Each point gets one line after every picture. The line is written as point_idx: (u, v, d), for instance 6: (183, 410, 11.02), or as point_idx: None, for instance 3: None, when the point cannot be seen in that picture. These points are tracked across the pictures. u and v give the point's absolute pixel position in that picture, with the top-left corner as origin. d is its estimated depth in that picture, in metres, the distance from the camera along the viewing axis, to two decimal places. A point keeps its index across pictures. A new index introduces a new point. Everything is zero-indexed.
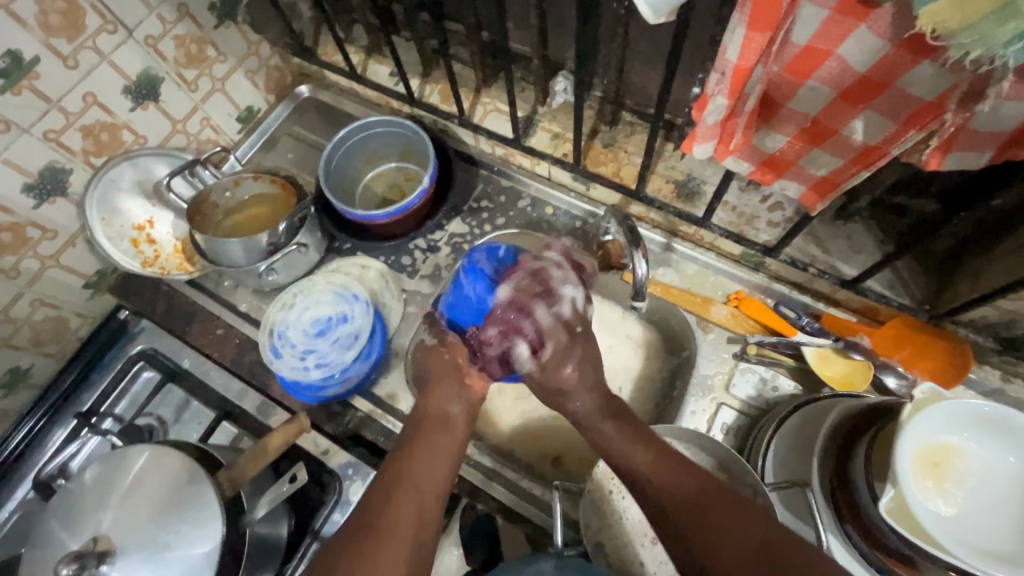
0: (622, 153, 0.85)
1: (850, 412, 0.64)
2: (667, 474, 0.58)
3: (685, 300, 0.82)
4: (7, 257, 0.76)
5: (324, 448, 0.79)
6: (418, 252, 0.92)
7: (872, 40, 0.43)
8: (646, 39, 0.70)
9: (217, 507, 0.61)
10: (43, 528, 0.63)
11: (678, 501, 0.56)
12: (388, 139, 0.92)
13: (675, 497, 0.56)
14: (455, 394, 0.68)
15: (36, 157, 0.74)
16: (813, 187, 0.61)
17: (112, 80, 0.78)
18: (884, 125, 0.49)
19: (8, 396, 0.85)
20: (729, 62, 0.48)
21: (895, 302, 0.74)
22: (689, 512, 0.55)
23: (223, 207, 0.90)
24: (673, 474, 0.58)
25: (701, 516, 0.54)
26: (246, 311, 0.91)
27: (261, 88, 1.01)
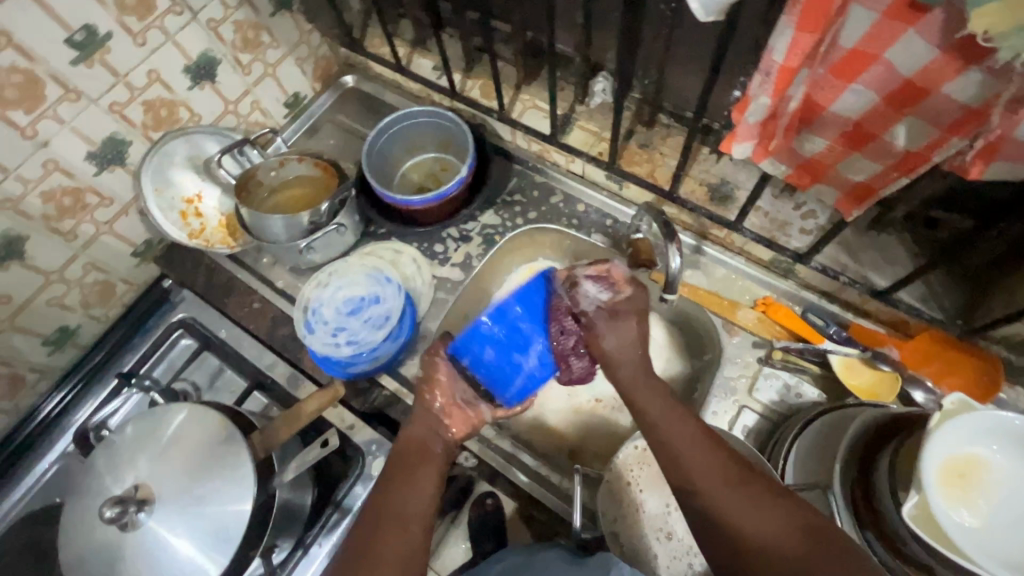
0: (657, 155, 0.86)
1: (874, 419, 0.64)
2: (696, 454, 0.57)
3: (713, 302, 0.83)
4: (66, 221, 0.81)
5: (350, 423, 0.83)
6: (450, 241, 0.95)
7: (920, 45, 0.44)
8: (688, 43, 0.71)
9: (250, 467, 0.64)
10: (88, 476, 0.66)
11: (715, 481, 0.55)
12: (429, 129, 0.95)
13: (712, 476, 0.55)
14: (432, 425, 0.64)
15: (101, 127, 0.78)
16: (850, 193, 0.62)
17: (174, 59, 0.82)
18: (927, 131, 0.49)
19: (54, 353, 0.89)
20: (775, 61, 0.49)
21: (926, 315, 0.73)
22: (720, 490, 0.54)
23: (268, 185, 0.94)
24: (711, 453, 0.57)
25: (727, 494, 0.53)
26: (282, 287, 0.94)
27: (309, 76, 1.04)
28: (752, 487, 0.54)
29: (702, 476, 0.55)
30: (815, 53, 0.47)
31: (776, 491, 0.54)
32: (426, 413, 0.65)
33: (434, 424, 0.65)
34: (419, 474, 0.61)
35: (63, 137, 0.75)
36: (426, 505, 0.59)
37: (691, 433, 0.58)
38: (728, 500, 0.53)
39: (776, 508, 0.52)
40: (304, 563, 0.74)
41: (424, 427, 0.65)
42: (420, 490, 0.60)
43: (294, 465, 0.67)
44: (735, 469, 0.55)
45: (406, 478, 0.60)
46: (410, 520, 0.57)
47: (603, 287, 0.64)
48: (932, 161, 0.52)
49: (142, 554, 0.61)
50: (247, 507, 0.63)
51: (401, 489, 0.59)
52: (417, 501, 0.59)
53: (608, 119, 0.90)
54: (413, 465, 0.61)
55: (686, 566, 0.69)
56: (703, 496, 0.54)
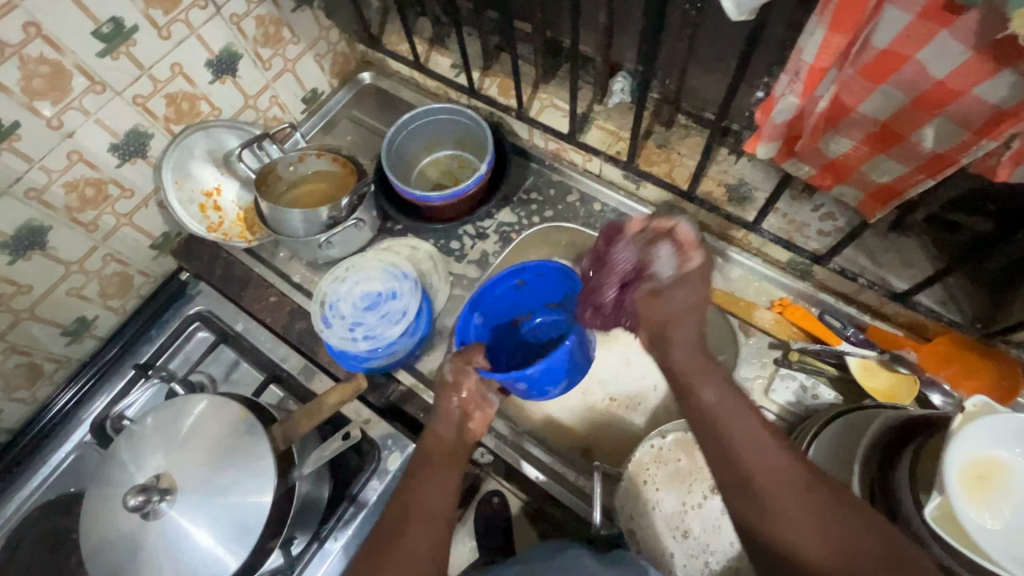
0: (676, 155, 0.86)
1: (892, 421, 0.65)
2: (763, 461, 0.52)
3: (729, 303, 0.83)
4: (88, 212, 0.81)
5: (365, 417, 0.82)
6: (467, 238, 0.95)
7: (954, 46, 0.44)
8: (711, 44, 0.71)
9: (270, 459, 0.64)
10: (109, 465, 0.67)
11: (778, 499, 0.51)
12: (446, 126, 0.95)
13: (777, 495, 0.51)
14: (452, 425, 0.66)
15: (124, 119, 0.79)
16: (874, 194, 0.62)
17: (197, 53, 0.82)
18: (956, 133, 0.50)
19: (72, 343, 0.90)
20: (804, 62, 0.49)
21: (944, 318, 0.73)
22: (787, 505, 0.50)
23: (287, 179, 0.94)
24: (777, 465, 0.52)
25: (794, 509, 0.50)
26: (299, 282, 0.95)
27: (327, 72, 1.05)
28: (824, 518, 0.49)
29: (758, 490, 0.52)
30: (846, 53, 0.48)
31: (857, 521, 0.49)
32: (448, 413, 0.67)
33: (458, 424, 0.66)
34: (443, 469, 0.62)
35: (87, 128, 0.75)
36: (447, 501, 0.61)
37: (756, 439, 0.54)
38: (789, 520, 0.50)
39: (847, 543, 0.48)
40: (318, 557, 0.75)
41: (448, 424, 0.66)
42: (440, 486, 0.61)
43: (315, 458, 0.68)
44: (809, 488, 0.51)
45: (430, 468, 0.63)
46: (432, 514, 0.59)
47: (676, 252, 0.63)
48: (961, 163, 0.52)
49: (164, 543, 0.62)
50: (267, 499, 0.63)
51: (425, 479, 0.61)
52: (438, 497, 0.60)
53: (626, 118, 0.90)
54: (437, 464, 0.63)
55: (703, 564, 0.69)
56: (757, 508, 0.51)
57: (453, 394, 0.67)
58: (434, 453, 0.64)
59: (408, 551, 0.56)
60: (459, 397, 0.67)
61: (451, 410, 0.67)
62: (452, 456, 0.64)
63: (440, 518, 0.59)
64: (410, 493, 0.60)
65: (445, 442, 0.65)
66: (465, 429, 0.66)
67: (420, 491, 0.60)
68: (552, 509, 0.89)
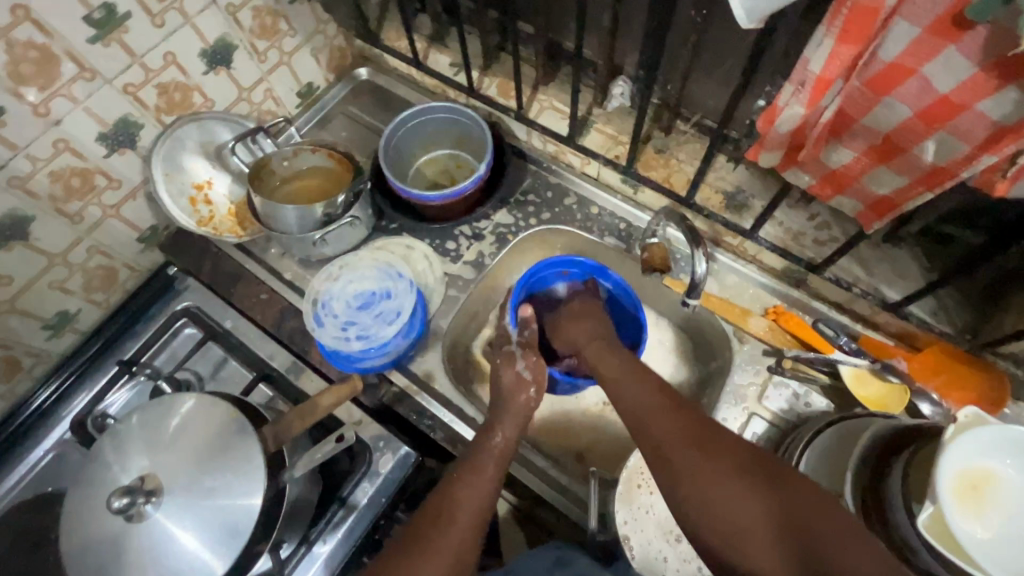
0: (674, 161, 0.86)
1: (886, 429, 0.65)
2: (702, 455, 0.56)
3: (724, 309, 0.83)
4: (74, 203, 0.79)
5: (357, 418, 0.81)
6: (462, 239, 0.94)
7: (959, 62, 0.44)
8: (714, 52, 0.71)
9: (260, 461, 0.63)
10: (93, 465, 0.65)
11: (743, 517, 0.52)
12: (445, 125, 0.94)
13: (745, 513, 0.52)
14: (513, 424, 0.71)
15: (114, 108, 0.77)
16: (872, 206, 0.63)
17: (191, 43, 0.80)
18: (957, 148, 0.50)
19: (53, 337, 0.87)
20: (811, 73, 0.50)
21: (935, 329, 0.74)
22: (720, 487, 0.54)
23: (281, 174, 0.92)
24: (734, 482, 0.54)
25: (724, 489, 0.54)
26: (291, 279, 0.93)
27: (323, 67, 1.03)
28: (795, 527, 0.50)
29: (724, 512, 0.53)
30: (853, 65, 0.48)
31: (822, 516, 0.50)
32: (515, 413, 0.73)
33: (522, 424, 0.73)
34: (498, 462, 0.67)
35: (75, 116, 0.73)
36: (496, 495, 0.64)
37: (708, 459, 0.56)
38: (756, 528, 0.51)
39: (817, 543, 0.48)
40: (305, 562, 0.73)
41: (510, 421, 0.72)
42: (494, 479, 0.65)
43: (303, 461, 0.66)
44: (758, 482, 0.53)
45: (483, 462, 0.66)
46: (483, 503, 0.63)
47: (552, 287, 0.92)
48: (959, 177, 0.52)
49: (148, 547, 0.60)
50: (256, 503, 0.62)
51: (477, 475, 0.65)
52: (492, 486, 0.64)
53: (626, 123, 0.90)
54: (492, 458, 0.67)
55: (695, 569, 0.69)
56: (725, 523, 0.52)
57: (525, 389, 0.75)
58: (492, 447, 0.68)
59: (455, 533, 0.59)
60: (531, 394, 0.75)
61: (518, 408, 0.73)
62: (507, 452, 0.68)
63: (489, 506, 0.63)
64: (461, 484, 0.64)
65: (505, 439, 0.70)
66: (522, 431, 0.72)
67: (475, 480, 0.64)
68: (544, 514, 0.88)
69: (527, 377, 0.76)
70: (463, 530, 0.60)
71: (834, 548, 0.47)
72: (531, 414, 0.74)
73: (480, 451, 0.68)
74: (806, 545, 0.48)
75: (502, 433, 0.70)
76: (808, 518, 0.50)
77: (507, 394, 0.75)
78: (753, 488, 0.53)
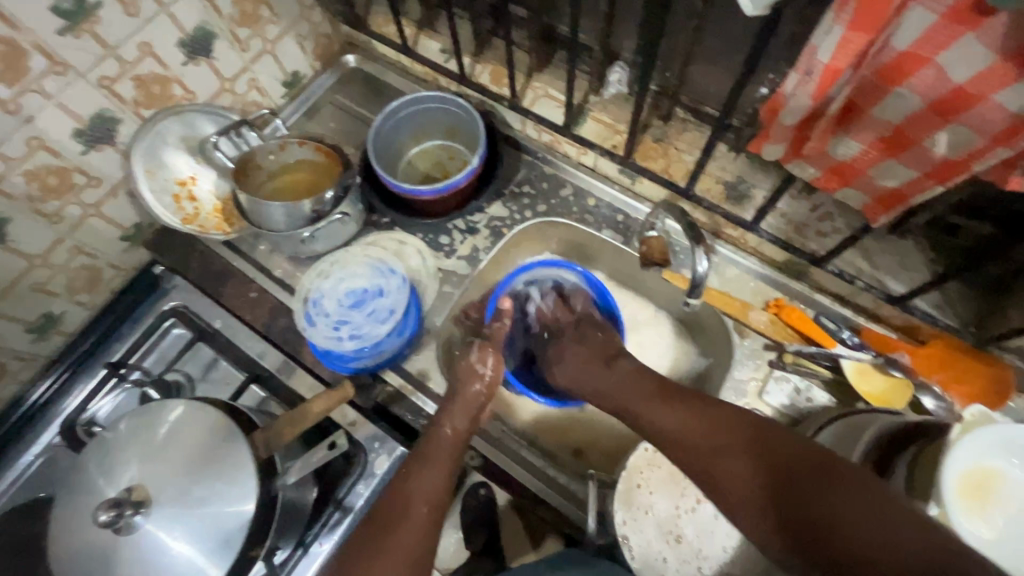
0: (673, 150, 0.83)
1: (889, 426, 0.63)
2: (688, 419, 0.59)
3: (724, 304, 0.81)
4: (51, 202, 0.76)
5: (351, 419, 0.79)
6: (456, 233, 0.91)
7: (977, 50, 0.42)
8: (715, 36, 0.68)
9: (252, 468, 0.62)
10: (80, 476, 0.63)
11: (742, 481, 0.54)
12: (437, 116, 0.91)
13: (740, 473, 0.54)
14: (464, 415, 0.70)
15: (89, 102, 0.73)
16: (880, 198, 0.61)
17: (168, 32, 0.77)
18: (971, 140, 0.48)
19: (39, 340, 0.85)
20: (819, 62, 0.48)
21: (940, 322, 0.73)
22: (703, 437, 0.57)
23: (267, 169, 0.90)
24: (740, 454, 0.55)
25: (711, 439, 0.57)
26: (281, 277, 0.90)
27: (309, 54, 0.99)
28: (801, 498, 0.50)
29: (717, 459, 0.56)
30: (864, 53, 0.46)
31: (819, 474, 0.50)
32: (466, 402, 0.71)
33: (473, 414, 0.71)
34: (451, 452, 0.67)
35: (48, 113, 0.70)
36: (449, 486, 0.65)
37: (714, 436, 0.57)
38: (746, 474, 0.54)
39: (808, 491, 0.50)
40: (304, 562, 0.73)
41: (461, 412, 0.70)
42: (442, 478, 0.65)
43: (298, 466, 0.65)
44: (749, 435, 0.56)
45: (433, 454, 0.66)
46: (435, 496, 0.63)
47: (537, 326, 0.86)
48: (972, 171, 0.51)
49: (139, 559, 0.59)
50: (248, 508, 0.61)
51: (424, 476, 0.64)
52: (441, 484, 0.64)
53: (622, 110, 0.87)
54: (445, 450, 0.67)
55: (695, 568, 0.68)
56: (716, 473, 0.55)
57: (475, 382, 0.73)
58: (443, 441, 0.68)
59: (411, 530, 0.60)
60: (482, 385, 0.72)
61: (467, 399, 0.71)
62: (459, 442, 0.68)
63: (442, 496, 0.64)
64: (416, 475, 0.64)
65: (456, 430, 0.69)
66: (474, 420, 0.71)
67: (422, 473, 0.64)
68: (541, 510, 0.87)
69: (482, 370, 0.74)
70: (412, 533, 0.60)
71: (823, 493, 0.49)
72: (486, 401, 0.72)
73: (429, 448, 0.67)
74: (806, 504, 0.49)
75: (453, 425, 0.69)
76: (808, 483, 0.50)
77: (460, 383, 0.73)
78: (750, 445, 0.55)
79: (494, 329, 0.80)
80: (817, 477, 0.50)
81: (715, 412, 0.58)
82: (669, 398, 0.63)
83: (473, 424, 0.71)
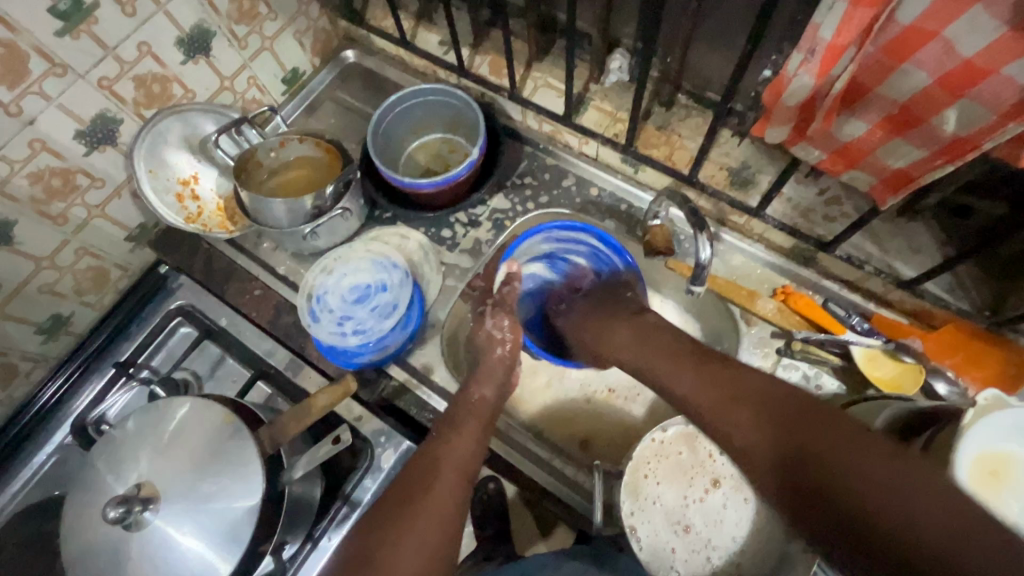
0: (676, 136, 0.82)
1: (902, 411, 0.62)
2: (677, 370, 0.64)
3: (731, 292, 0.80)
4: (56, 204, 0.76)
5: (357, 414, 0.82)
6: (458, 226, 0.91)
7: (987, 22, 0.41)
8: (716, 19, 0.67)
9: (258, 464, 0.62)
10: (90, 474, 0.64)
11: (752, 443, 0.54)
12: (436, 109, 0.91)
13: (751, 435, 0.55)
14: (489, 379, 0.72)
15: (89, 104, 0.74)
16: (887, 179, 0.59)
17: (165, 31, 0.77)
18: (981, 115, 0.47)
19: (49, 341, 0.86)
20: (822, 39, 0.47)
21: (953, 306, 0.72)
22: (692, 378, 0.62)
23: (268, 166, 0.90)
24: (728, 397, 0.58)
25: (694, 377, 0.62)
26: (284, 274, 0.91)
27: (308, 50, 0.99)
28: (809, 457, 0.50)
29: (706, 396, 0.60)
30: (868, 29, 0.45)
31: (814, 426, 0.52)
32: (491, 366, 0.73)
33: (499, 383, 0.72)
34: (479, 420, 0.67)
35: (49, 115, 0.70)
36: (478, 454, 0.65)
37: (703, 372, 0.62)
38: (748, 428, 0.55)
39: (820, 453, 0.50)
40: (312, 556, 0.74)
41: (490, 378, 0.72)
42: (473, 440, 0.65)
43: (304, 461, 0.65)
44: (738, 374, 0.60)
45: (460, 420, 0.67)
46: (465, 462, 0.63)
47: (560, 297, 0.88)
48: (983, 147, 0.49)
49: (149, 554, 0.59)
50: (255, 503, 0.61)
51: (452, 441, 0.64)
52: (474, 444, 0.65)
53: (624, 98, 0.86)
54: (473, 416, 0.67)
55: (705, 558, 0.67)
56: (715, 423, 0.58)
57: (498, 347, 0.74)
58: (472, 406, 0.69)
59: (442, 492, 0.60)
60: (506, 349, 0.74)
61: (494, 363, 0.73)
62: (487, 410, 0.69)
63: (473, 462, 0.64)
64: (445, 442, 0.64)
65: (484, 396, 0.70)
66: (501, 385, 0.72)
67: (454, 440, 0.64)
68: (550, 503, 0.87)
69: (501, 335, 0.75)
70: (447, 490, 0.60)
71: (849, 463, 0.48)
72: (509, 366, 0.74)
73: (458, 416, 0.67)
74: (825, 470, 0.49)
75: (480, 391, 0.71)
76: (848, 454, 0.48)
77: (482, 350, 0.74)
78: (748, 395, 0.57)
79: (504, 292, 0.78)
80: (834, 441, 0.49)
81: (739, 376, 0.59)
82: (705, 364, 0.63)
83: (500, 392, 0.72)
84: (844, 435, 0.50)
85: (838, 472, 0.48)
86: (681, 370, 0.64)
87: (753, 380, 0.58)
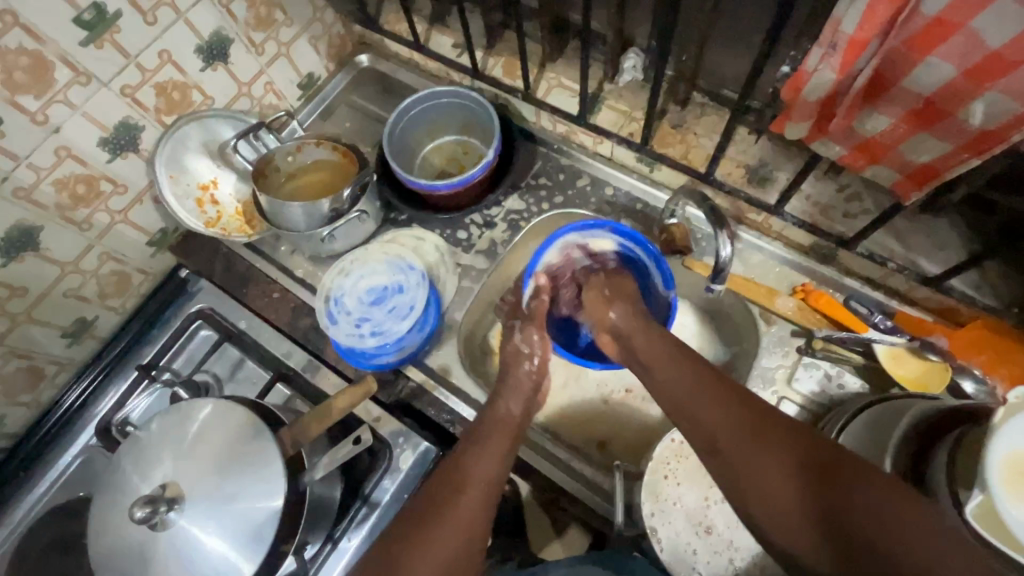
0: (691, 135, 0.82)
1: (929, 410, 0.61)
2: (681, 379, 0.60)
3: (751, 291, 0.79)
4: (81, 210, 0.78)
5: (375, 415, 0.79)
6: (473, 227, 0.91)
7: (1015, 13, 0.40)
8: (732, 16, 0.66)
9: (279, 464, 0.62)
10: (116, 475, 0.65)
11: (763, 466, 0.51)
12: (450, 111, 0.91)
13: (766, 462, 0.51)
14: (517, 396, 0.71)
15: (112, 111, 0.75)
16: (911, 174, 0.58)
17: (185, 38, 0.78)
18: (1009, 107, 0.46)
19: (74, 345, 0.87)
20: (844, 33, 0.46)
21: (979, 303, 0.70)
22: (696, 391, 0.59)
23: (285, 170, 0.91)
24: (735, 413, 0.55)
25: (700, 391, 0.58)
26: (302, 277, 0.92)
27: (323, 55, 1.00)
28: (828, 486, 0.48)
29: (711, 409, 0.57)
30: (892, 21, 0.45)
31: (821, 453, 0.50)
32: (518, 379, 0.73)
33: (527, 398, 0.72)
34: (508, 434, 0.66)
35: (74, 122, 0.72)
36: (505, 468, 0.64)
37: (709, 386, 0.59)
38: (757, 449, 0.52)
39: (836, 481, 0.48)
40: (332, 558, 0.73)
41: (516, 394, 0.71)
42: (501, 453, 0.64)
43: (324, 462, 0.66)
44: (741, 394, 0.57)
45: (486, 433, 0.66)
46: (492, 476, 0.62)
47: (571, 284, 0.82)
48: (1011, 140, 0.48)
49: (175, 554, 0.60)
50: (277, 504, 0.61)
51: (479, 455, 0.63)
52: (500, 460, 0.63)
53: (638, 97, 0.85)
54: (501, 429, 0.67)
55: (727, 560, 0.67)
56: (718, 437, 0.55)
57: (526, 361, 0.74)
58: (499, 419, 0.68)
59: (467, 505, 0.59)
60: (534, 364, 0.74)
61: (520, 377, 0.73)
62: (514, 424, 0.68)
63: (500, 475, 0.63)
64: (472, 455, 0.63)
65: (511, 410, 0.69)
66: (529, 400, 0.72)
67: (481, 453, 0.63)
68: (567, 505, 0.86)
69: (529, 350, 0.75)
70: (473, 504, 0.59)
71: (863, 496, 0.46)
72: (535, 385, 0.73)
73: (484, 429, 0.66)
74: (837, 500, 0.47)
75: (509, 407, 0.70)
76: (857, 485, 0.47)
77: (511, 363, 0.75)
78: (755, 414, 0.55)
79: (533, 307, 0.79)
80: (847, 473, 0.48)
81: (747, 397, 0.57)
82: (712, 379, 0.59)
83: (528, 406, 0.71)
84: (855, 468, 0.49)
85: (852, 503, 0.46)
86: (684, 378, 0.60)
87: (760, 403, 0.56)
